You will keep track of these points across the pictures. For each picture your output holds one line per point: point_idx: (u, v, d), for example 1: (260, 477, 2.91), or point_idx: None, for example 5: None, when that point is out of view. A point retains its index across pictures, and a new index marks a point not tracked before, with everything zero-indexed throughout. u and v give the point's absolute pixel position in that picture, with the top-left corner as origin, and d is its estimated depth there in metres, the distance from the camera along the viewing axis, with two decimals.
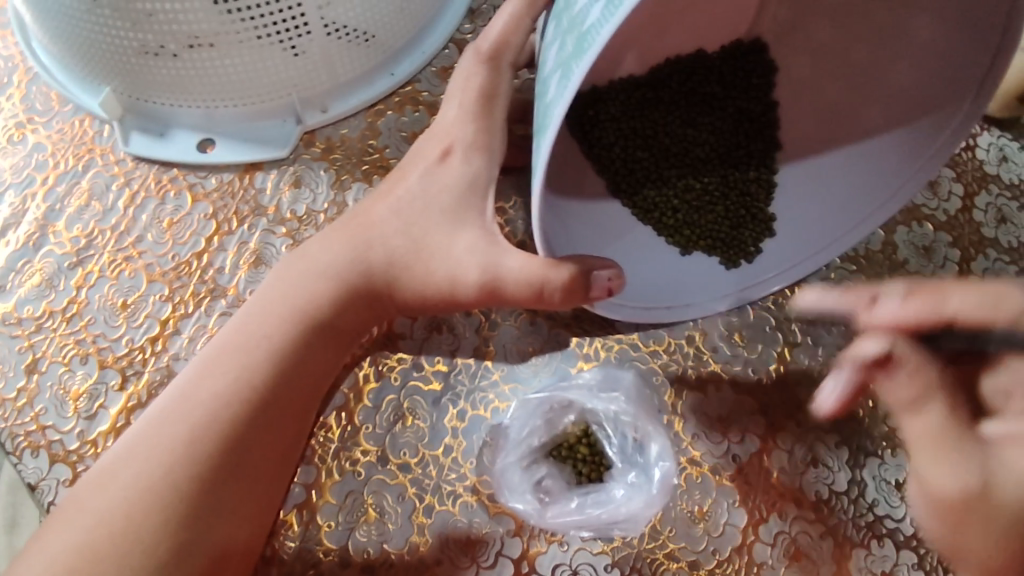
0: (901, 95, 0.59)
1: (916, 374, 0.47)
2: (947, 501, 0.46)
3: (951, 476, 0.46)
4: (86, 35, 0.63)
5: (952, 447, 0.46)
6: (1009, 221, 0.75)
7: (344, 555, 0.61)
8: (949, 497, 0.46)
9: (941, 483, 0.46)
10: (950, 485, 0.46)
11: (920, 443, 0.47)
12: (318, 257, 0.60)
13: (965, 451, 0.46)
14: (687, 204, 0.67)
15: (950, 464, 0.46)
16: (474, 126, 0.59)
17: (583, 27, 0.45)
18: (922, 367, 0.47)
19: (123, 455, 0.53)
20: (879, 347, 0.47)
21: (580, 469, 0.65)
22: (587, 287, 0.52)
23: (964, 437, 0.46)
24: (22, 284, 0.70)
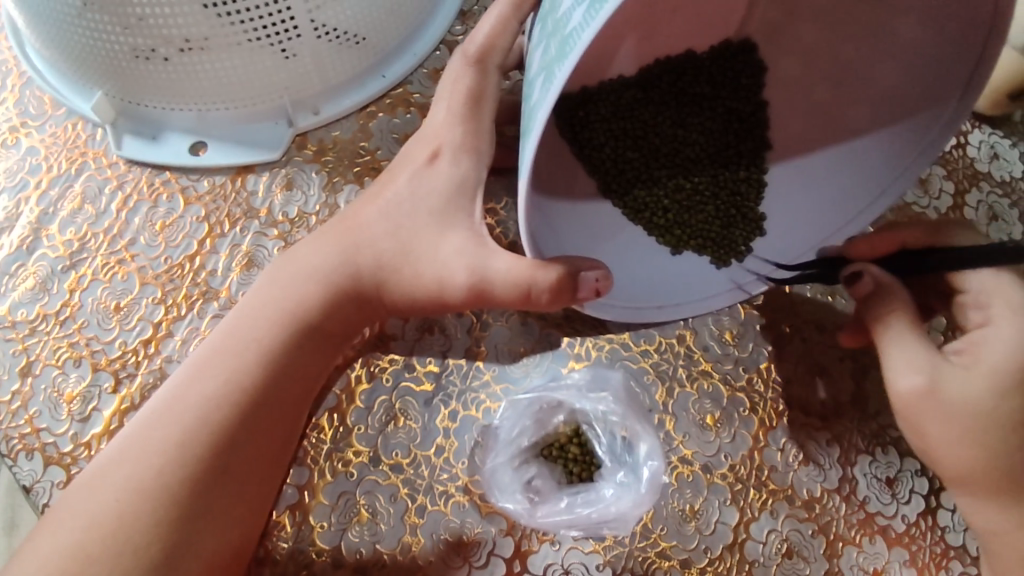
0: (889, 95, 0.59)
1: (886, 293, 0.56)
2: (903, 396, 0.54)
3: (910, 370, 0.53)
4: (78, 39, 0.63)
5: (904, 346, 0.54)
6: (1000, 219, 0.75)
7: (337, 556, 0.61)
8: (903, 391, 0.54)
9: (903, 379, 0.54)
10: (904, 379, 0.54)
11: (883, 343, 0.56)
12: (308, 260, 0.61)
13: (920, 351, 0.54)
14: (677, 204, 0.66)
15: (908, 360, 0.54)
16: (462, 129, 0.59)
17: (566, 30, 0.45)
18: (890, 284, 0.56)
19: (114, 458, 0.53)
20: (854, 268, 0.58)
21: (570, 469, 0.66)
22: (574, 289, 0.52)
23: (919, 342, 0.54)
24: (16, 287, 0.70)
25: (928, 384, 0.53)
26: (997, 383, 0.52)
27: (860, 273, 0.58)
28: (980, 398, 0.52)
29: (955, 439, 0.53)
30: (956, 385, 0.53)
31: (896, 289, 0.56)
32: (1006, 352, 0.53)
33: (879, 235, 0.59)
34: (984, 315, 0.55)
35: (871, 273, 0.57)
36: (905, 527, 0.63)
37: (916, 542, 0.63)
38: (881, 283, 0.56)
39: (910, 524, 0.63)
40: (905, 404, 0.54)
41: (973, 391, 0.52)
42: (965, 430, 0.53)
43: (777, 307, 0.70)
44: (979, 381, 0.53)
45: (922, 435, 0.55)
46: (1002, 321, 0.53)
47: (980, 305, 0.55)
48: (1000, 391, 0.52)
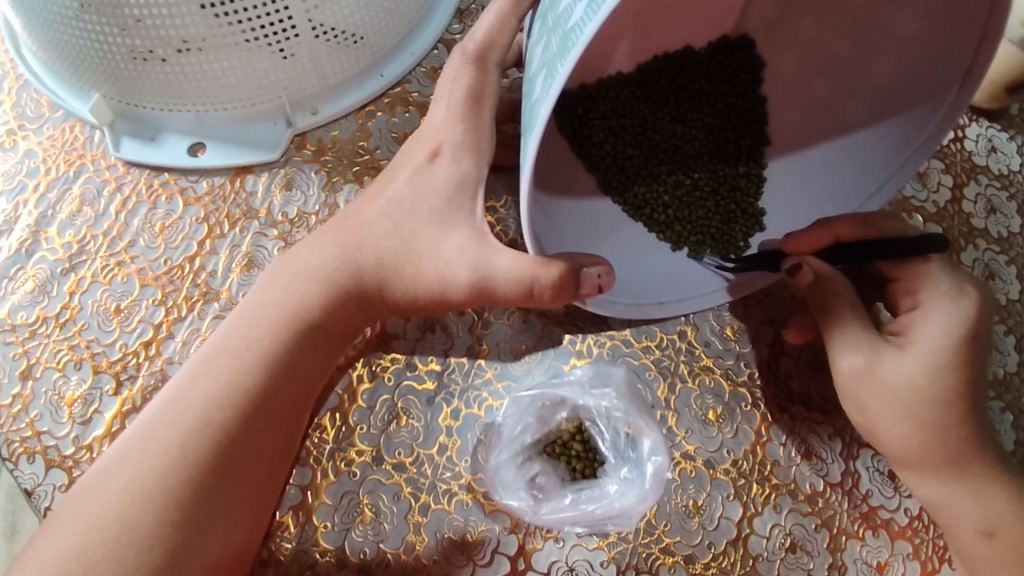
0: (887, 91, 0.60)
1: (828, 278, 0.58)
2: (843, 374, 0.59)
3: (849, 353, 0.58)
4: (74, 40, 0.63)
5: (846, 332, 0.58)
6: (999, 211, 0.75)
7: (341, 556, 0.61)
8: (844, 371, 0.59)
9: (844, 360, 0.58)
10: (845, 362, 0.58)
11: (828, 329, 0.60)
12: (307, 260, 0.60)
13: (861, 335, 0.58)
14: (677, 200, 0.66)
15: (849, 343, 0.58)
16: (462, 126, 0.59)
17: (566, 26, 0.45)
18: (829, 274, 0.58)
19: (116, 460, 0.53)
20: (794, 261, 0.59)
21: (574, 466, 0.66)
22: (577, 285, 0.53)
23: (859, 328, 0.58)
24: (15, 291, 0.70)
25: (866, 364, 0.57)
26: (931, 363, 0.56)
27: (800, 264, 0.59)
28: (914, 377, 0.56)
29: (894, 416, 0.57)
30: (892, 365, 0.57)
31: (836, 278, 0.58)
32: (937, 333, 0.56)
33: (810, 231, 0.58)
34: (915, 301, 0.57)
35: (811, 265, 0.58)
36: (908, 521, 0.63)
37: (919, 535, 0.63)
38: (820, 273, 0.58)
39: (913, 518, 0.63)
40: (847, 383, 0.59)
41: (907, 371, 0.56)
42: (904, 410, 0.56)
43: (778, 303, 0.70)
44: (914, 363, 0.56)
45: (864, 413, 0.59)
46: (932, 307, 0.56)
47: (909, 292, 0.57)
48: (933, 369, 0.55)
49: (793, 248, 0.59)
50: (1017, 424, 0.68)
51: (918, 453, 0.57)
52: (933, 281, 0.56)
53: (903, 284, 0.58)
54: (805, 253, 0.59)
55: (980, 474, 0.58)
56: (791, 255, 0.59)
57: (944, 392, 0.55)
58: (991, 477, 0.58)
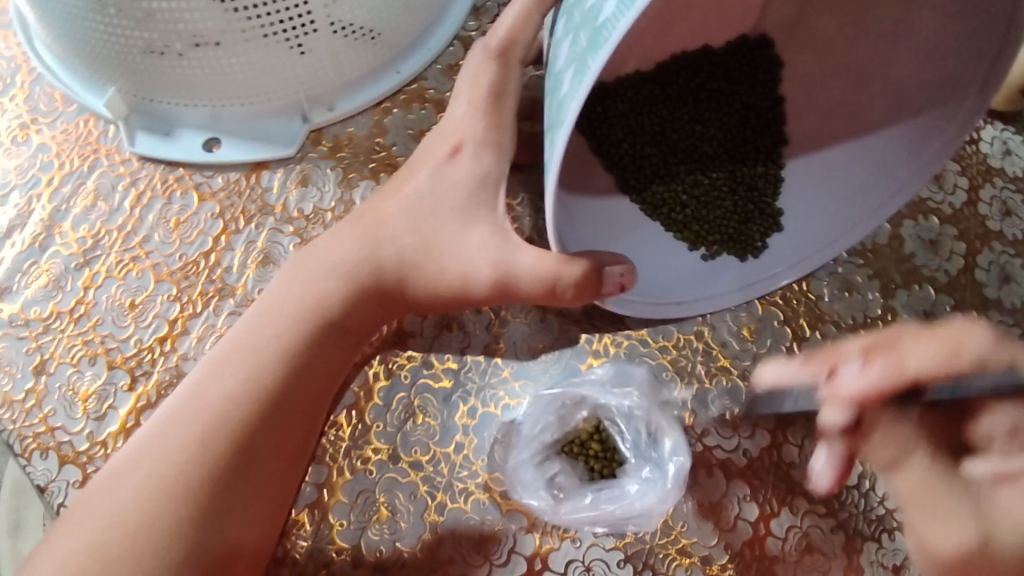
0: (907, 91, 0.59)
1: (882, 422, 0.47)
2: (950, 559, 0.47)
3: (946, 528, 0.47)
4: (88, 34, 0.62)
5: (938, 499, 0.48)
6: (1014, 214, 0.75)
7: (357, 555, 0.61)
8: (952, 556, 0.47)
9: (937, 539, 0.48)
10: (951, 544, 0.47)
11: (907, 489, 0.49)
12: (325, 257, 0.60)
13: (955, 497, 0.47)
14: (695, 200, 0.66)
15: (937, 518, 0.48)
16: (484, 123, 0.59)
17: (595, 22, 0.45)
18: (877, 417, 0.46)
19: (133, 457, 0.53)
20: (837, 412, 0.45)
21: (592, 466, 0.65)
22: (600, 283, 0.53)
23: (951, 486, 0.47)
24: (28, 285, 0.70)
25: (980, 541, 0.46)
26: None
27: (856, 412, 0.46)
28: None
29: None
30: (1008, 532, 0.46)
31: (901, 423, 0.47)
32: None
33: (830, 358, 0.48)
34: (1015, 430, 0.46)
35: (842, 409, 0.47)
36: None
37: None
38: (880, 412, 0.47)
39: None
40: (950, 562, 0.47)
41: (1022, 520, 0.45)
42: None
43: (795, 304, 0.70)
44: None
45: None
46: None
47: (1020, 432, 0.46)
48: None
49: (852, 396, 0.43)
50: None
51: None
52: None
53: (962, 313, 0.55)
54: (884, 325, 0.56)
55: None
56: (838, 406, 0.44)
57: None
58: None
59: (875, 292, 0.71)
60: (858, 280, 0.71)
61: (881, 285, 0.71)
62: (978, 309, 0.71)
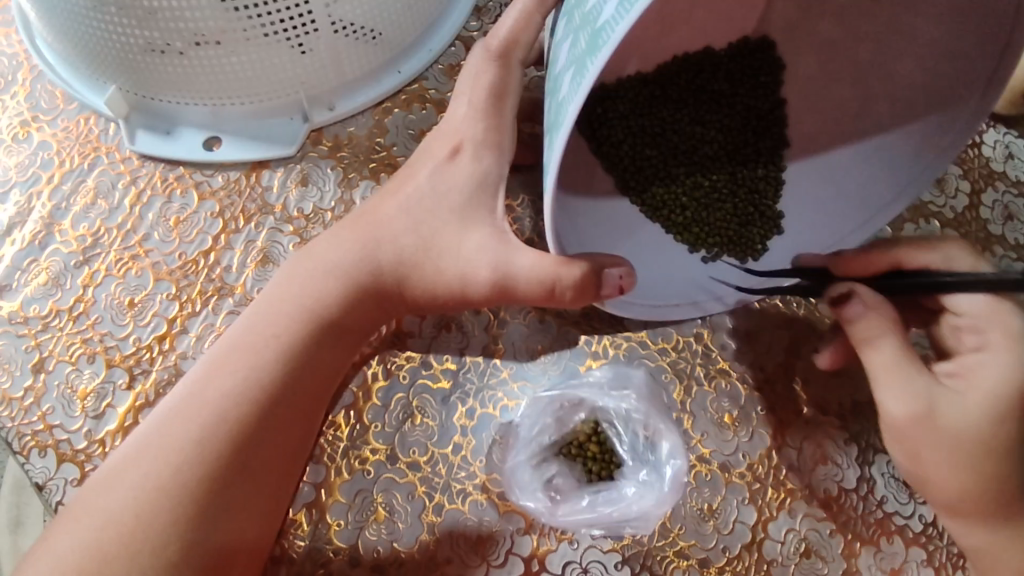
0: (907, 94, 0.59)
1: (872, 302, 0.55)
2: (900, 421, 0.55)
3: (904, 396, 0.54)
4: (90, 32, 0.62)
5: (907, 375, 0.54)
6: (1016, 218, 0.75)
7: (354, 555, 0.61)
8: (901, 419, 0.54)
9: (896, 406, 0.54)
10: (903, 409, 0.54)
11: (875, 364, 0.55)
12: (325, 256, 0.60)
13: (920, 375, 0.54)
14: (695, 202, 0.65)
15: (904, 389, 0.54)
16: (484, 124, 0.59)
17: (595, 24, 0.45)
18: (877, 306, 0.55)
19: (130, 456, 0.53)
20: (841, 289, 0.56)
21: (589, 468, 0.65)
22: (599, 285, 0.53)
23: (918, 367, 0.54)
24: (28, 283, 0.70)
25: (927, 407, 0.54)
26: (993, 407, 0.53)
27: (848, 293, 0.56)
28: (974, 423, 0.53)
29: (956, 465, 0.54)
30: (953, 410, 0.53)
31: (884, 307, 0.55)
32: (998, 378, 0.53)
33: (860, 258, 0.59)
34: (981, 340, 0.55)
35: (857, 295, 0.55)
36: (922, 527, 0.63)
37: (932, 542, 0.62)
38: (868, 306, 0.55)
39: (927, 524, 0.63)
40: (901, 428, 0.55)
41: (969, 417, 0.53)
42: (964, 454, 0.53)
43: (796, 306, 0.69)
44: (973, 403, 0.53)
45: (916, 457, 0.55)
46: (999, 350, 0.54)
47: (976, 330, 0.56)
48: (993, 413, 0.53)
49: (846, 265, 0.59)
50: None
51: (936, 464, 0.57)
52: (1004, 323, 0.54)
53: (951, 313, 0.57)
54: (856, 277, 0.59)
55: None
56: (844, 278, 0.58)
57: (1007, 435, 0.53)
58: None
59: None
60: None
61: None
62: None
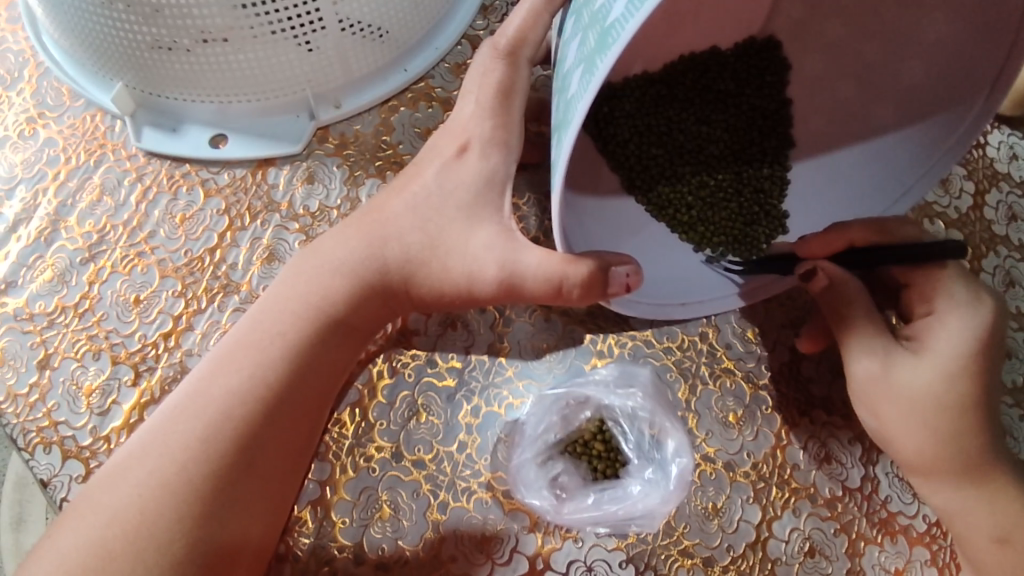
0: (915, 94, 0.59)
1: (837, 274, 0.58)
2: (858, 378, 0.59)
3: (862, 355, 0.58)
4: (97, 29, 0.63)
5: (862, 334, 0.58)
6: (1020, 218, 0.75)
7: (359, 552, 0.61)
8: (858, 376, 0.59)
9: (857, 365, 0.59)
10: (860, 367, 0.58)
11: (845, 332, 0.59)
12: (332, 253, 0.60)
13: (877, 337, 0.58)
14: (701, 201, 0.65)
15: (864, 348, 0.58)
16: (491, 122, 0.59)
17: (604, 24, 0.45)
18: (843, 278, 0.58)
19: (136, 452, 0.53)
20: (806, 265, 0.59)
21: (595, 465, 0.66)
22: (605, 284, 0.53)
23: (876, 328, 0.58)
24: (34, 279, 0.70)
25: (881, 367, 0.58)
26: (944, 369, 0.56)
27: (813, 270, 0.59)
28: (927, 384, 0.56)
29: (913, 424, 0.57)
30: (907, 373, 0.57)
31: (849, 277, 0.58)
32: (950, 342, 0.56)
33: (823, 235, 0.60)
34: (930, 307, 0.58)
35: (824, 270, 0.58)
36: (926, 527, 0.63)
37: (936, 542, 0.62)
38: (834, 278, 0.58)
39: (932, 524, 0.63)
40: (860, 386, 0.59)
41: (921, 378, 0.56)
42: (922, 416, 0.56)
43: (800, 307, 0.69)
44: (926, 367, 0.56)
45: (878, 416, 0.59)
46: (949, 315, 0.57)
47: (926, 297, 0.58)
48: (947, 376, 0.56)
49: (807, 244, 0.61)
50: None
51: (942, 461, 0.57)
52: (948, 290, 0.57)
53: (914, 286, 0.59)
54: (818, 257, 0.60)
55: (992, 479, 0.57)
56: (807, 258, 0.60)
57: (960, 396, 0.56)
58: (1004, 489, 0.57)
59: None
60: None
61: None
62: None
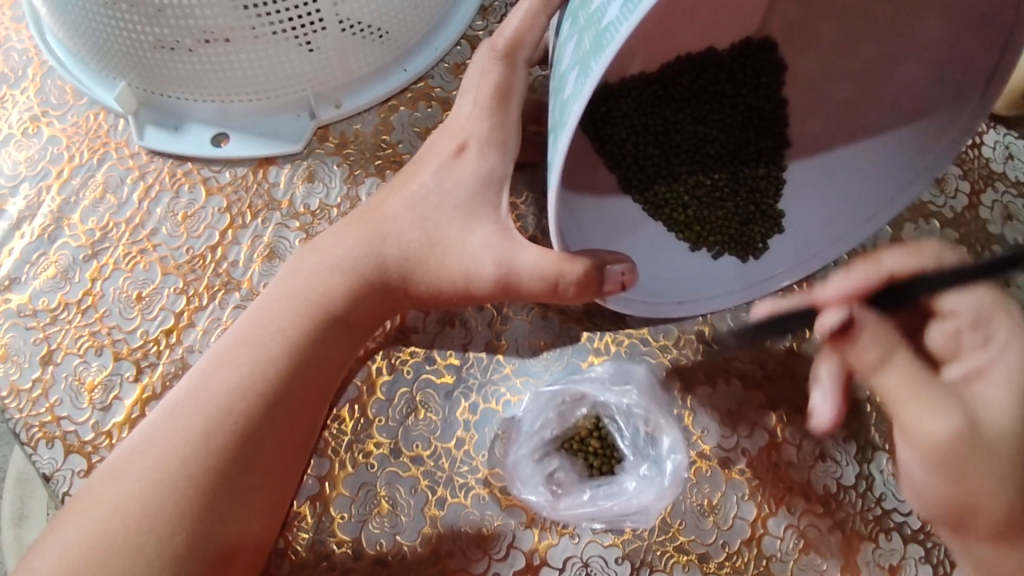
0: (909, 95, 0.60)
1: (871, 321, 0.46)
2: (941, 439, 0.46)
3: (936, 410, 0.46)
4: (101, 29, 0.63)
5: (927, 389, 0.46)
6: (1016, 218, 0.75)
7: (358, 548, 0.61)
8: (943, 437, 0.46)
9: (931, 425, 0.46)
10: (942, 423, 0.46)
11: (908, 388, 0.46)
12: (331, 251, 0.61)
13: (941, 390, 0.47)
14: (696, 200, 0.67)
15: (932, 402, 0.46)
16: (489, 122, 0.59)
17: (599, 26, 0.45)
18: (877, 322, 0.46)
19: (138, 447, 0.53)
20: (835, 314, 0.46)
21: (591, 462, 0.67)
22: (601, 282, 0.54)
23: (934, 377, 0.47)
24: (37, 276, 0.70)
25: (960, 415, 0.46)
26: (1015, 401, 0.48)
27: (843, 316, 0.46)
28: (1003, 422, 0.47)
29: (1003, 478, 0.47)
30: (980, 417, 0.47)
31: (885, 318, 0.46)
32: (1013, 367, 0.49)
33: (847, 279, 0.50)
34: (983, 337, 0.52)
35: (857, 314, 0.46)
36: (921, 525, 0.63)
37: (931, 539, 0.62)
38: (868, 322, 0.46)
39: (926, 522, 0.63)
40: (933, 458, 0.47)
41: (996, 416, 0.47)
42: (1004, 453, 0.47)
43: None
44: (994, 402, 0.48)
45: (960, 478, 0.47)
46: (1004, 338, 0.50)
47: (977, 326, 0.52)
48: (1021, 401, 0.48)
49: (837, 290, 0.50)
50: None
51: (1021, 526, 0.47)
52: (1002, 312, 0.52)
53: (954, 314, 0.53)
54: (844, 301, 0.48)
55: None
56: (831, 304, 0.48)
57: None
58: None
59: None
60: None
61: None
62: None
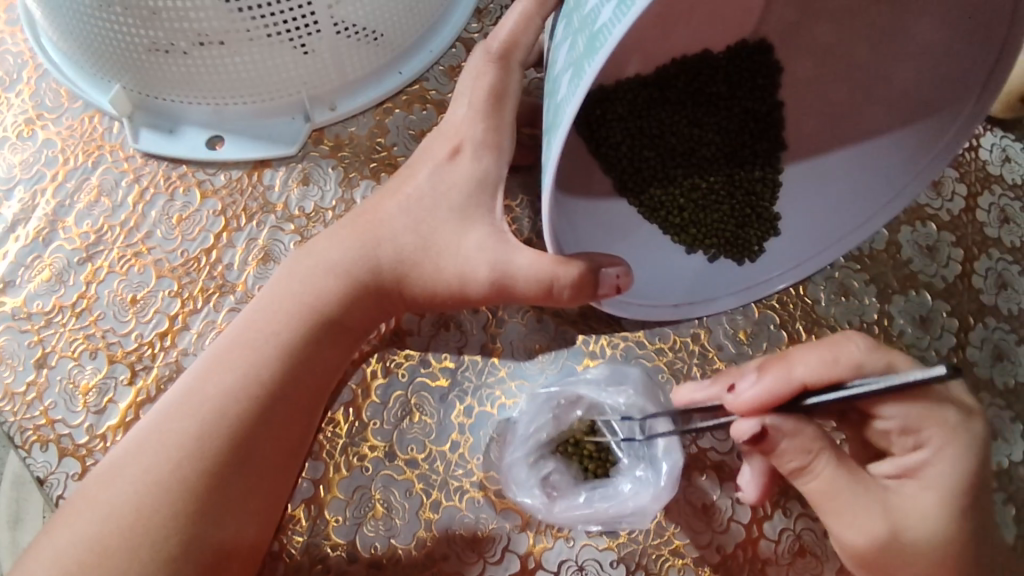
0: (905, 97, 0.60)
1: (787, 431, 0.50)
2: (863, 552, 0.52)
3: (862, 526, 0.51)
4: (95, 32, 0.63)
5: (848, 493, 0.51)
6: (1012, 221, 0.75)
7: (352, 551, 0.61)
8: (865, 549, 0.51)
9: (852, 535, 0.52)
10: (865, 539, 0.51)
11: (833, 498, 0.52)
12: (325, 254, 0.60)
13: (864, 494, 0.51)
14: (693, 203, 0.67)
15: (854, 517, 0.51)
16: (483, 125, 0.59)
17: (593, 27, 0.45)
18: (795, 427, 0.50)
19: (132, 451, 0.53)
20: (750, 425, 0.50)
21: (586, 465, 0.66)
22: (596, 285, 0.53)
23: (861, 485, 0.51)
24: (32, 279, 0.70)
25: (887, 533, 0.51)
26: (944, 502, 0.51)
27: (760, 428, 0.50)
28: (932, 528, 0.51)
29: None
30: (912, 525, 0.51)
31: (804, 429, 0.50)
32: (947, 473, 0.51)
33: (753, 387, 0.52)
34: (918, 440, 0.52)
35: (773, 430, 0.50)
36: None
37: None
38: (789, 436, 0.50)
39: None
40: (865, 559, 0.52)
41: (925, 521, 0.51)
42: None
43: (791, 308, 0.70)
44: (924, 504, 0.51)
45: None
46: (940, 447, 0.51)
47: (909, 431, 0.52)
48: (951, 504, 0.51)
49: (746, 401, 0.51)
50: (1019, 518, 0.64)
51: None
52: (938, 417, 0.51)
53: (890, 420, 0.53)
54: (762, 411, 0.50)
55: None
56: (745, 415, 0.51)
57: (961, 533, 0.51)
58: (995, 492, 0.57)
59: (872, 296, 0.71)
60: (856, 285, 0.71)
61: (878, 289, 0.71)
62: (973, 314, 0.71)
